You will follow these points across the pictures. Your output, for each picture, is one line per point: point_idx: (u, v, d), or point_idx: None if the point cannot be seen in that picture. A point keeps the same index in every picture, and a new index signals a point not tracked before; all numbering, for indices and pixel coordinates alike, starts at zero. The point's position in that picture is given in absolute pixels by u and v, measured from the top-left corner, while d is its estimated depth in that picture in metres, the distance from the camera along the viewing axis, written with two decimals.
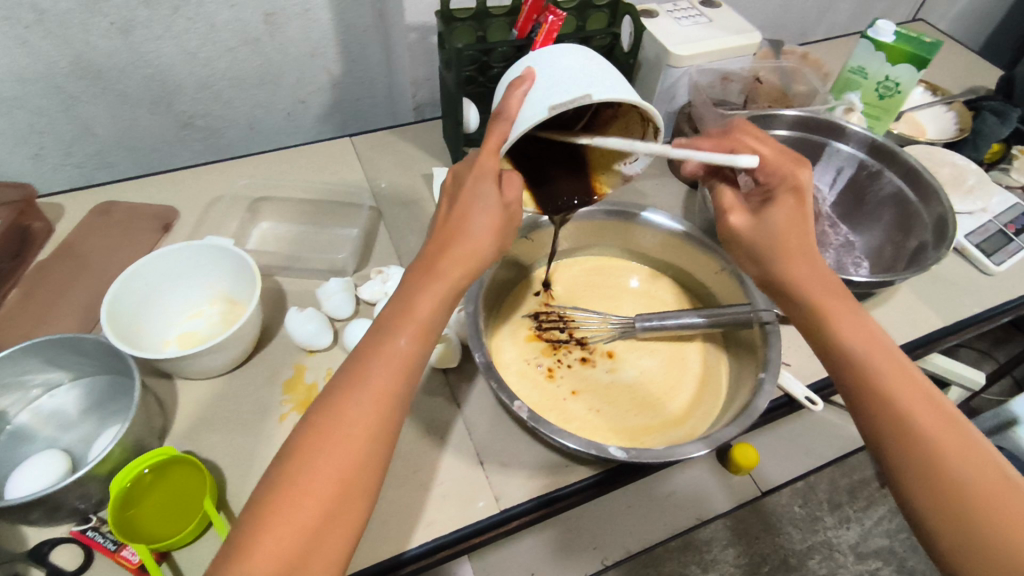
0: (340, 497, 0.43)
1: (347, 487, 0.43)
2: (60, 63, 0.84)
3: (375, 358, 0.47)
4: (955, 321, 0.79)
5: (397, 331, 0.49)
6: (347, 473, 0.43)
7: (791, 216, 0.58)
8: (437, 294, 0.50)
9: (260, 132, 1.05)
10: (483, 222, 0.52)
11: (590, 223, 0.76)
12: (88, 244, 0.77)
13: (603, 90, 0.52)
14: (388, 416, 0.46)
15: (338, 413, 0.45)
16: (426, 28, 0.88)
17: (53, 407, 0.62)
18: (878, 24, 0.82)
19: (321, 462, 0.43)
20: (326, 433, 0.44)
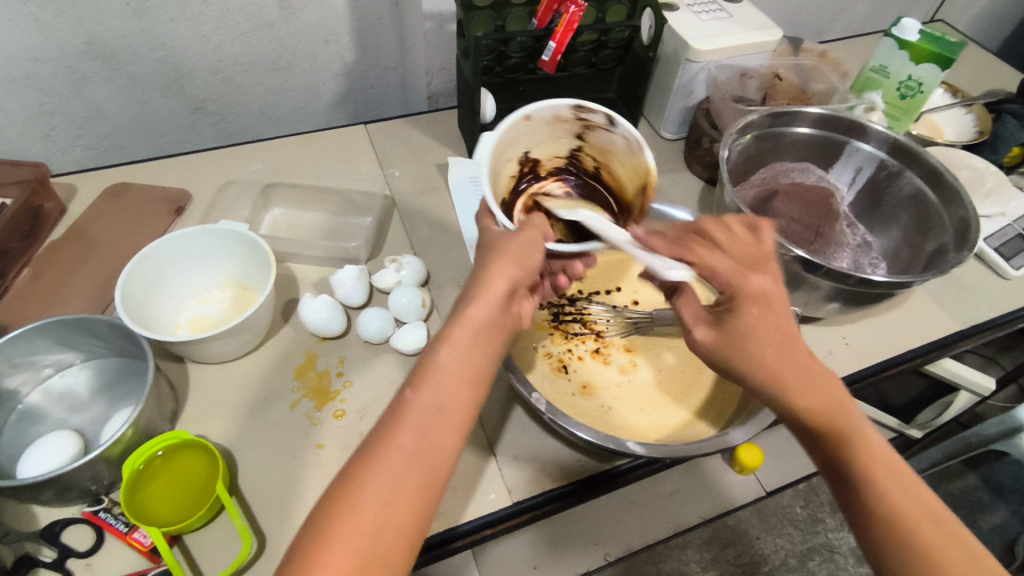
0: (377, 552, 0.39)
1: (385, 538, 0.40)
2: (73, 43, 0.83)
3: (414, 415, 0.44)
4: (971, 326, 0.78)
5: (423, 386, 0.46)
6: (388, 529, 0.40)
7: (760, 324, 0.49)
8: (465, 348, 0.47)
9: (271, 118, 1.04)
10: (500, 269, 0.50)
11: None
12: (99, 225, 0.76)
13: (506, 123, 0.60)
14: (416, 475, 0.42)
15: (372, 462, 0.42)
16: (443, 16, 0.87)
17: (63, 387, 0.62)
18: (902, 22, 0.81)
19: (359, 518, 0.40)
20: (366, 484, 0.41)
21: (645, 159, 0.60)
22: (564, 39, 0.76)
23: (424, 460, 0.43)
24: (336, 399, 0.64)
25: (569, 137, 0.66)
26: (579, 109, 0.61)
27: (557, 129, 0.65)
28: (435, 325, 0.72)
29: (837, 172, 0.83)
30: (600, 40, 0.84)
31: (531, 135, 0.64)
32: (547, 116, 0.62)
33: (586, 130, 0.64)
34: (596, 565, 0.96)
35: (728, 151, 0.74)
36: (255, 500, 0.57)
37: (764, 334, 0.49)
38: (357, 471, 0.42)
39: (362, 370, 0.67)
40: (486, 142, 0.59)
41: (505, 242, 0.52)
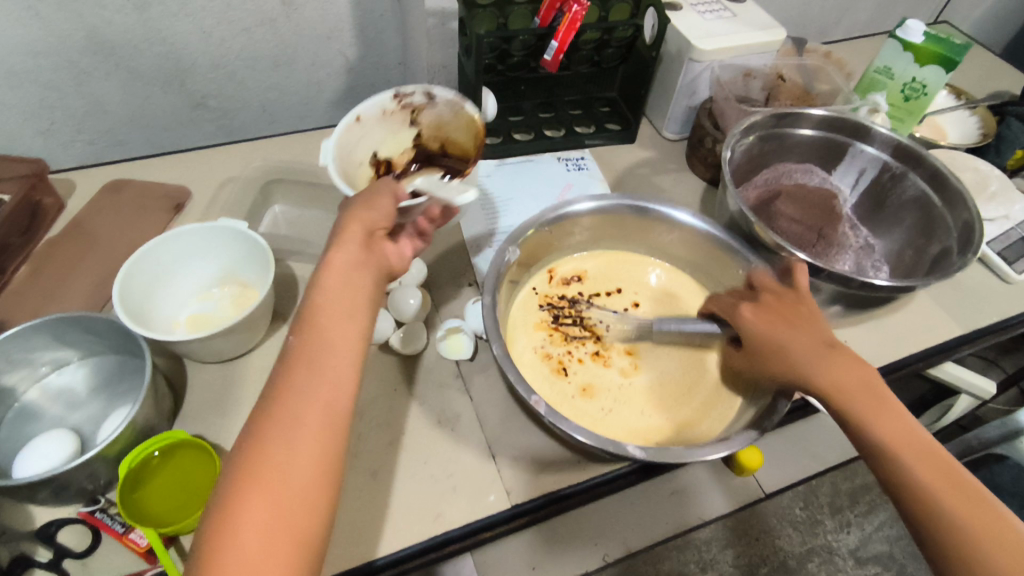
0: (283, 513, 0.40)
1: (291, 499, 0.40)
2: (74, 37, 0.83)
3: (300, 374, 0.44)
4: (974, 330, 0.78)
5: (306, 345, 0.46)
6: (294, 490, 0.41)
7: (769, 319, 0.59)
8: (342, 302, 0.48)
9: (273, 115, 1.04)
10: (355, 224, 0.51)
11: (602, 214, 0.72)
12: (98, 221, 0.76)
13: (345, 121, 0.69)
14: (311, 428, 0.43)
15: (268, 428, 0.42)
16: (445, 13, 0.87)
17: (61, 385, 0.61)
18: (907, 23, 0.80)
19: (264, 483, 0.40)
20: (269, 451, 0.41)
21: (466, 112, 0.72)
22: (567, 38, 0.76)
23: (317, 416, 0.43)
24: None
25: (406, 127, 0.76)
26: (398, 98, 0.72)
27: (392, 123, 0.75)
28: (435, 325, 0.71)
29: (840, 173, 0.82)
30: (604, 39, 0.83)
31: (371, 134, 0.73)
32: (376, 112, 0.72)
33: (415, 114, 0.75)
34: (593, 566, 1.03)
35: (731, 151, 0.74)
36: None
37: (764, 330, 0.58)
38: (255, 440, 0.42)
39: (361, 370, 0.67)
40: (330, 143, 0.67)
41: (360, 201, 0.53)
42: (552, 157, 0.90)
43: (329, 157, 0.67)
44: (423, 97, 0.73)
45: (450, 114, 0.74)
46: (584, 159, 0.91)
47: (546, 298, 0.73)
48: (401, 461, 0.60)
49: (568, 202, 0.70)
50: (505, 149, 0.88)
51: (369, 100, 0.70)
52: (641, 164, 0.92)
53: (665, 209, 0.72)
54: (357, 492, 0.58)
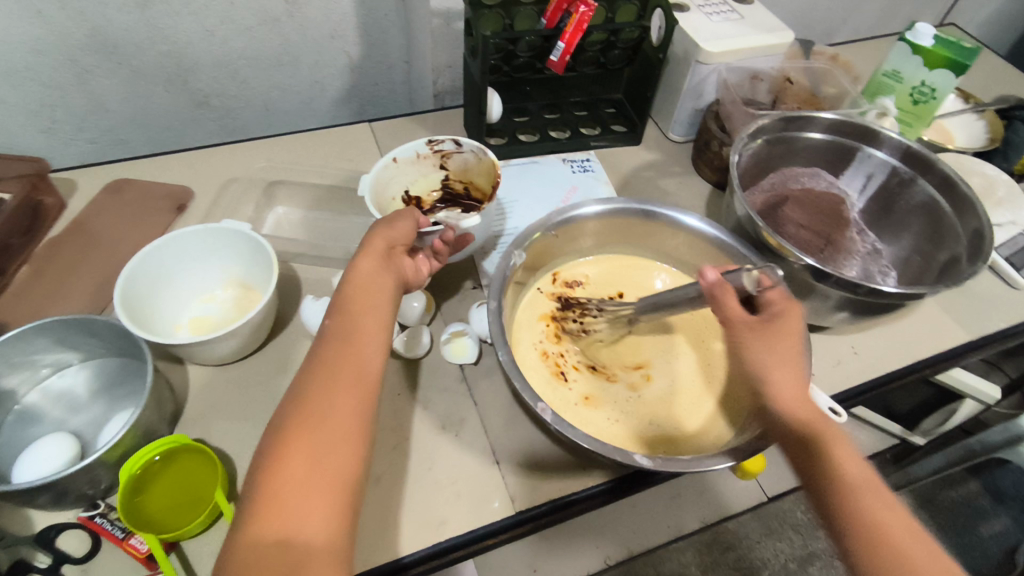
0: (329, 449, 0.43)
1: (333, 438, 0.43)
2: (75, 35, 0.82)
3: (339, 337, 0.48)
4: (981, 336, 0.78)
5: (347, 313, 0.50)
6: (336, 429, 0.44)
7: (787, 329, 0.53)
8: (372, 278, 0.52)
9: (276, 114, 1.03)
10: (383, 229, 0.56)
11: (609, 219, 0.72)
12: (100, 221, 0.75)
13: (383, 161, 0.73)
14: (352, 383, 0.46)
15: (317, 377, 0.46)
16: (450, 14, 0.86)
17: (62, 388, 0.61)
18: (917, 26, 0.79)
19: (311, 417, 0.44)
20: (320, 390, 0.45)
21: (488, 159, 0.75)
22: (573, 39, 0.75)
23: (355, 369, 0.47)
24: None
25: (435, 170, 0.79)
26: (432, 144, 0.75)
27: (424, 169, 0.78)
28: (439, 329, 0.71)
29: (847, 178, 0.81)
30: (610, 40, 0.83)
31: (404, 175, 0.77)
32: (410, 157, 0.75)
33: (445, 159, 0.78)
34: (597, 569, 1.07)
35: (739, 155, 0.73)
36: None
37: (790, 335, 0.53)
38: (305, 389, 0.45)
39: None
40: (369, 180, 0.71)
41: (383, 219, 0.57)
42: (558, 158, 0.89)
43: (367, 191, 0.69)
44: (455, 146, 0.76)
45: (477, 164, 0.77)
46: (590, 161, 0.90)
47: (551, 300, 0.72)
48: (405, 467, 0.60)
49: (575, 205, 0.70)
50: (511, 150, 0.88)
51: (409, 144, 0.74)
52: (646, 167, 0.92)
53: (672, 214, 0.71)
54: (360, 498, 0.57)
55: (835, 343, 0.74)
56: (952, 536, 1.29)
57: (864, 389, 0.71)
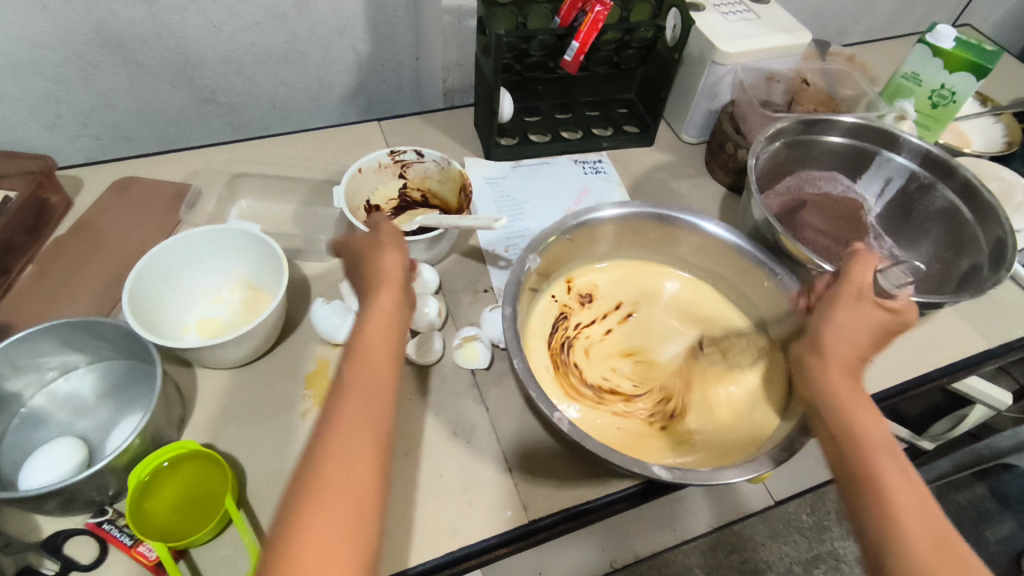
0: (363, 477, 0.42)
1: (369, 465, 0.42)
2: (81, 30, 0.81)
3: (366, 362, 0.48)
4: (998, 344, 0.76)
5: (365, 334, 0.50)
6: (369, 457, 0.43)
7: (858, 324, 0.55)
8: (388, 306, 0.52)
9: (283, 111, 1.02)
10: (388, 253, 0.56)
11: (624, 222, 0.71)
12: (106, 219, 0.74)
13: (347, 175, 0.71)
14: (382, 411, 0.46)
15: (342, 401, 0.45)
16: (461, 11, 0.85)
17: (68, 391, 0.60)
18: (938, 28, 0.78)
19: (341, 447, 0.42)
20: (347, 422, 0.44)
21: (455, 168, 0.74)
22: (588, 38, 0.74)
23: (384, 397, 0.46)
24: None
25: (395, 178, 0.77)
26: (393, 153, 0.74)
27: (388, 179, 0.77)
28: (449, 333, 0.70)
29: (865, 183, 0.80)
30: (624, 39, 0.81)
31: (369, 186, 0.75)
32: (373, 166, 0.74)
33: (404, 168, 0.76)
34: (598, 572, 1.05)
35: (757, 159, 0.72)
36: (262, 513, 0.55)
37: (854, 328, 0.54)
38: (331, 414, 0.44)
39: None
40: (338, 194, 0.69)
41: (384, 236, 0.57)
42: (570, 159, 0.88)
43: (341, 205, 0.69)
44: (419, 156, 0.75)
45: (442, 173, 0.76)
46: (602, 163, 0.89)
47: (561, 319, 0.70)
48: (416, 474, 0.59)
49: (591, 209, 0.69)
50: (522, 151, 0.86)
51: (372, 156, 0.73)
52: (658, 168, 0.90)
53: (690, 218, 0.70)
54: None
55: None
56: None
57: (880, 397, 0.70)
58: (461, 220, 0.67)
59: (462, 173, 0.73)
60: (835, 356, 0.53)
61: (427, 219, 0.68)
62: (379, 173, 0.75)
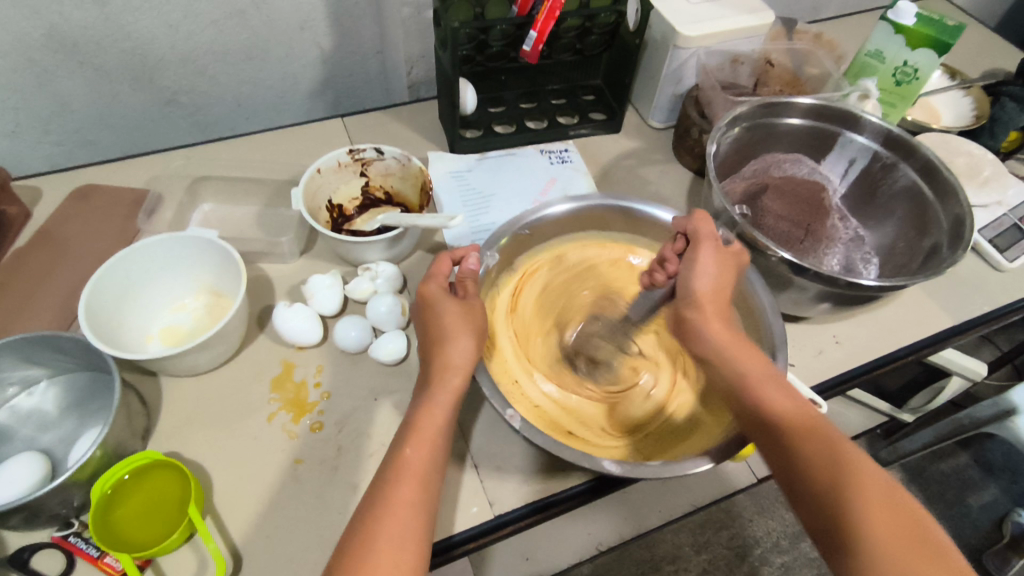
0: (419, 530, 0.46)
1: (424, 513, 0.47)
2: (33, 36, 0.79)
3: (420, 400, 0.53)
4: (963, 320, 0.77)
5: (440, 382, 0.53)
6: (413, 513, 0.46)
7: (712, 274, 0.60)
8: (461, 333, 0.55)
9: (249, 110, 1.01)
10: (437, 284, 0.59)
11: (579, 214, 0.71)
12: (66, 229, 0.73)
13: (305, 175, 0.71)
14: (428, 455, 0.49)
15: (408, 448, 0.49)
16: (421, 3, 0.84)
17: (30, 406, 0.60)
18: (899, 5, 0.77)
19: (398, 493, 0.47)
20: (411, 470, 0.48)
21: (416, 166, 0.74)
22: (545, 27, 0.74)
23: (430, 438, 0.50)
24: (313, 410, 0.63)
25: (356, 177, 0.77)
26: (353, 152, 0.73)
27: (347, 177, 0.76)
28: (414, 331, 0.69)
29: (830, 163, 0.80)
30: (586, 26, 0.80)
31: (329, 185, 0.75)
32: (332, 165, 0.73)
33: (366, 166, 0.76)
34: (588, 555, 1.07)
35: (717, 144, 0.72)
36: (229, 519, 0.56)
37: (714, 284, 0.60)
38: (395, 460, 0.49)
39: (342, 382, 0.65)
40: (296, 196, 0.69)
41: (439, 264, 0.61)
42: (536, 149, 0.88)
43: (301, 206, 0.69)
44: (378, 154, 0.75)
45: (403, 170, 0.76)
46: (568, 151, 0.88)
47: (605, 449, 0.60)
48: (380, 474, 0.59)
49: (543, 205, 0.69)
50: (487, 143, 0.86)
51: (330, 155, 0.72)
52: (627, 155, 0.90)
53: (646, 208, 0.70)
54: (337, 507, 0.57)
55: (814, 334, 0.73)
56: (942, 508, 1.30)
57: (844, 377, 0.70)
58: (420, 220, 0.67)
59: (423, 171, 0.73)
60: (705, 301, 0.59)
61: (387, 220, 0.68)
62: (337, 172, 0.74)
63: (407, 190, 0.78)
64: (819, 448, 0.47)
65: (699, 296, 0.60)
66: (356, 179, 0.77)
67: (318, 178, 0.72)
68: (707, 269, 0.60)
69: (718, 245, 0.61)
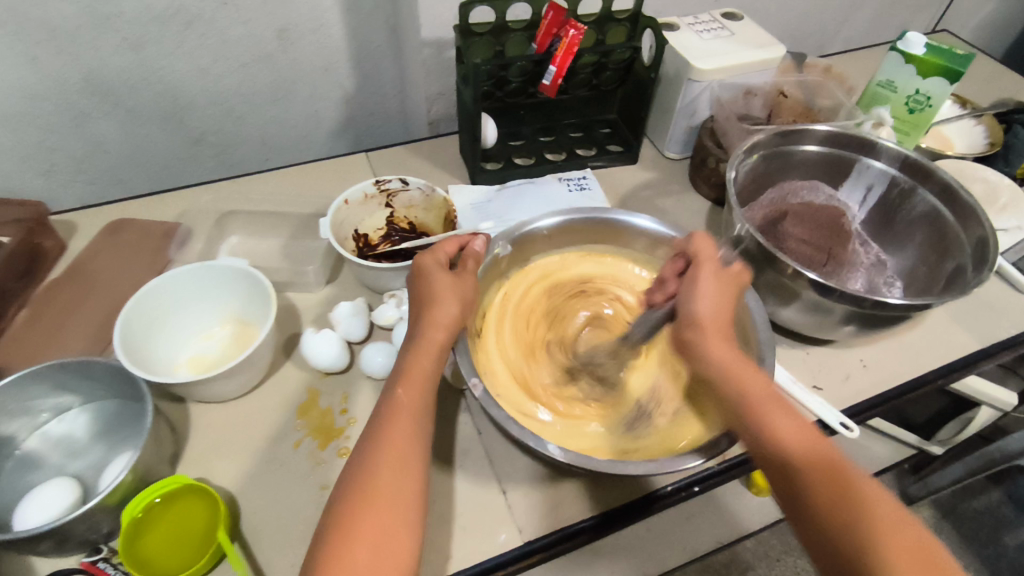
0: None
1: None
2: (72, 80, 0.83)
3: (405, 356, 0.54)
4: (992, 343, 0.76)
5: (428, 340, 0.55)
6: None
7: (714, 300, 0.57)
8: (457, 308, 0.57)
9: (273, 149, 1.04)
10: (438, 259, 0.60)
11: (568, 226, 0.73)
12: (98, 262, 0.75)
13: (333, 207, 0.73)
14: None
15: (400, 389, 0.52)
16: (441, 43, 0.87)
17: (61, 432, 0.60)
18: (907, 36, 0.79)
19: (396, 433, 0.49)
20: None
21: (440, 196, 0.76)
22: (564, 63, 0.76)
23: None
24: (340, 436, 0.63)
25: (381, 208, 0.79)
26: (379, 183, 0.75)
27: (373, 209, 0.78)
28: None
29: (847, 190, 0.81)
30: (602, 62, 0.83)
31: (355, 216, 0.76)
32: (358, 197, 0.75)
33: (391, 197, 0.78)
34: None
35: (736, 171, 0.73)
36: (257, 546, 0.55)
37: (713, 309, 0.57)
38: (416, 467, 0.49)
39: (368, 409, 0.65)
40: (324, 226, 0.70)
41: (444, 241, 0.63)
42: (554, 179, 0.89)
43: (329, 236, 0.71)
44: (403, 185, 0.77)
45: (427, 200, 0.78)
46: (586, 180, 0.90)
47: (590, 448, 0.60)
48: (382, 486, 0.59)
49: (531, 219, 0.70)
50: (507, 175, 0.88)
51: (357, 187, 0.74)
52: (643, 186, 0.91)
53: (625, 217, 0.72)
54: None
55: (841, 358, 0.73)
56: (977, 547, 1.26)
57: (875, 402, 0.69)
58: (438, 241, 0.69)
59: (447, 201, 0.75)
60: (709, 325, 0.56)
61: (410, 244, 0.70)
62: (364, 204, 0.76)
63: (431, 219, 0.80)
64: (842, 489, 0.45)
65: (700, 319, 0.57)
66: (382, 211, 0.79)
67: (346, 209, 0.74)
68: (705, 293, 0.58)
69: (717, 271, 0.59)
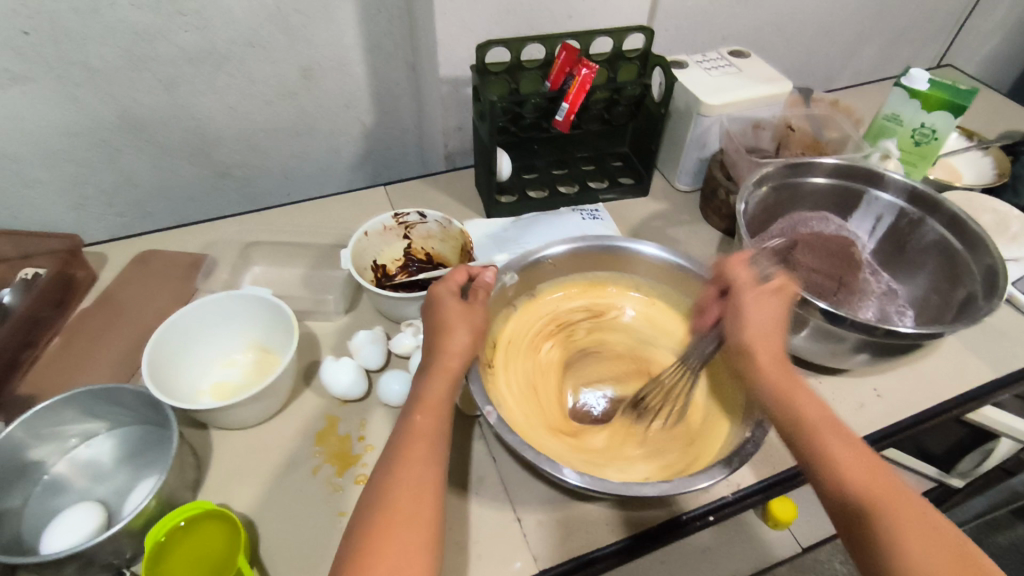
0: None
1: None
2: (108, 118, 0.87)
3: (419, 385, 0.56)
4: (1007, 373, 0.76)
5: (441, 370, 0.56)
6: None
7: (768, 316, 0.58)
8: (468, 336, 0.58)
9: (295, 182, 1.07)
10: (450, 289, 0.62)
11: (576, 255, 0.74)
12: (127, 292, 0.78)
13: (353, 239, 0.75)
14: None
15: (416, 414, 0.53)
16: (459, 80, 0.90)
17: (88, 457, 0.62)
18: (910, 72, 0.81)
19: (412, 457, 0.50)
20: None
21: (456, 228, 0.79)
22: (577, 100, 0.79)
23: None
24: (357, 463, 0.64)
25: (399, 239, 0.81)
26: (397, 216, 0.78)
27: (392, 241, 0.80)
28: None
29: (856, 221, 0.83)
30: (613, 98, 0.87)
31: (375, 248, 0.79)
32: (378, 229, 0.78)
33: (409, 229, 0.80)
34: None
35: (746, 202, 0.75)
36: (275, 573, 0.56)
37: (768, 326, 0.58)
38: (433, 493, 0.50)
39: (385, 436, 0.66)
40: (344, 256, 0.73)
41: (454, 271, 0.64)
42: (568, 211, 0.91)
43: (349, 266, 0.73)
44: (421, 217, 0.79)
45: (443, 231, 0.80)
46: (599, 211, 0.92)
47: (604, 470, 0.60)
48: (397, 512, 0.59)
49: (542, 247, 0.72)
50: (522, 207, 0.90)
51: (376, 220, 0.77)
52: (655, 217, 0.93)
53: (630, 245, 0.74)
54: None
55: (855, 387, 0.73)
56: None
57: (889, 432, 0.69)
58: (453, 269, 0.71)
59: (463, 232, 0.77)
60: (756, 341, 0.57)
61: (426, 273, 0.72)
62: (383, 236, 0.79)
63: (447, 249, 0.82)
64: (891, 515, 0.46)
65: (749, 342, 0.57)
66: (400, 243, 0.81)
67: (366, 241, 0.77)
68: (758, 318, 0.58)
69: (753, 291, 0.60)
